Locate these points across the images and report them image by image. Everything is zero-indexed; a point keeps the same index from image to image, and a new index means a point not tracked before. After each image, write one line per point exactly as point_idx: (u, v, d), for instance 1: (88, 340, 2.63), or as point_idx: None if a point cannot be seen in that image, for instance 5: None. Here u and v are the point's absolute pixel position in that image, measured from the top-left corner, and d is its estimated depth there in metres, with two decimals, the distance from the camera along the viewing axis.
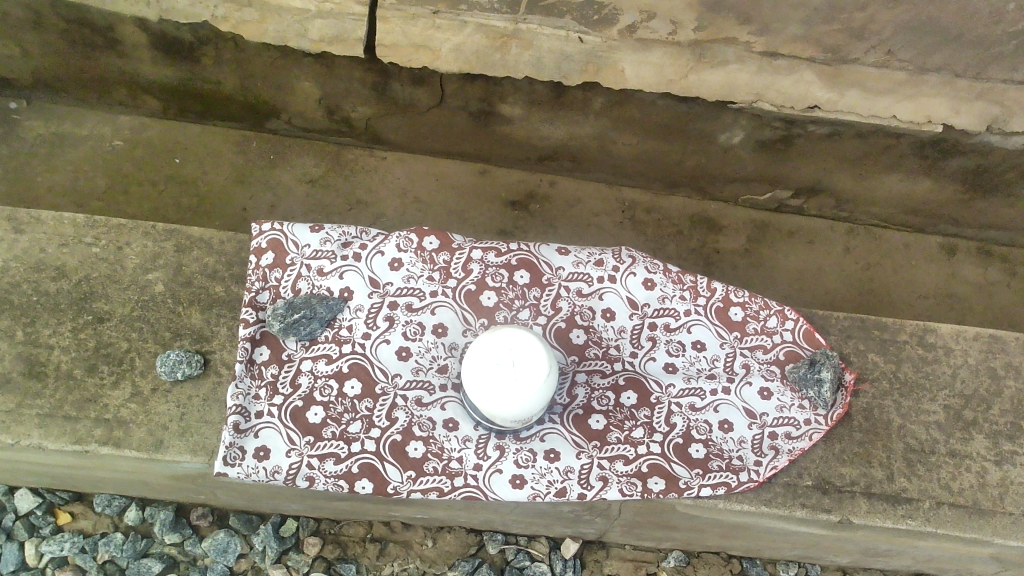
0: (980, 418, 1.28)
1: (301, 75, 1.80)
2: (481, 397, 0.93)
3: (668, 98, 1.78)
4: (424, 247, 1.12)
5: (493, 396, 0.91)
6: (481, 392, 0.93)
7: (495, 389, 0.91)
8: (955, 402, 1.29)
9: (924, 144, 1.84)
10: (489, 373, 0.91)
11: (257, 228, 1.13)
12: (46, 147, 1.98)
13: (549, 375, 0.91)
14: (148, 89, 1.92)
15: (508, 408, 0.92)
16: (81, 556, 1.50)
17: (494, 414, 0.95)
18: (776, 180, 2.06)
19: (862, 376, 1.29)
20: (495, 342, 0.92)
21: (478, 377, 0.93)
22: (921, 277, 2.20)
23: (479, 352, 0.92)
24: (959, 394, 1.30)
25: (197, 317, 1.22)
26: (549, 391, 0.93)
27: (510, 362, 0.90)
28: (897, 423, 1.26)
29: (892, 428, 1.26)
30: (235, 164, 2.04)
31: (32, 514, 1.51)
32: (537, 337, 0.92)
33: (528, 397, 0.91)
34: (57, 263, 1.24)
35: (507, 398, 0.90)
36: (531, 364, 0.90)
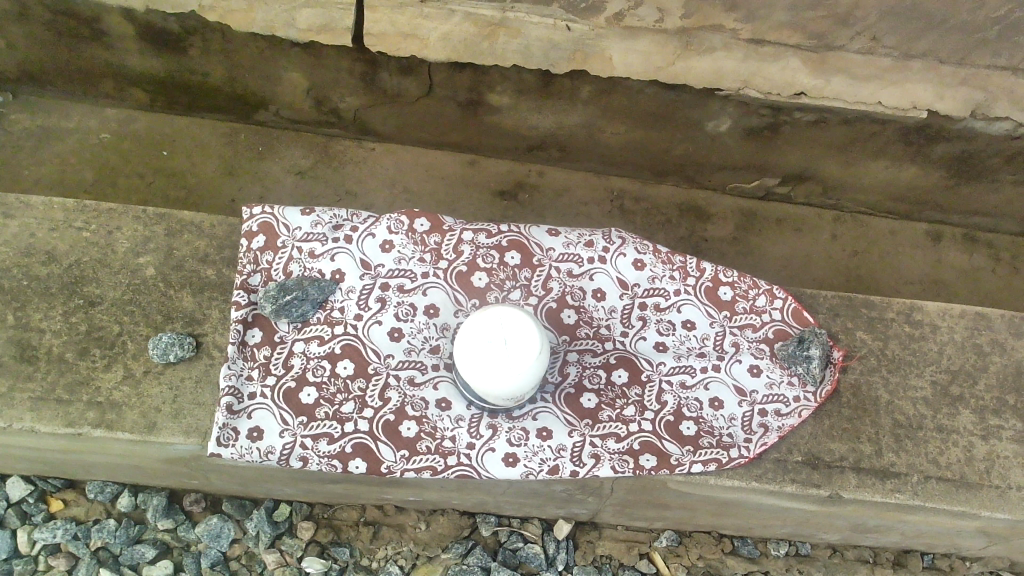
0: (967, 393, 1.30)
1: (290, 65, 1.80)
2: (473, 373, 0.94)
3: (655, 86, 1.79)
4: (415, 229, 1.12)
5: (481, 374, 0.93)
6: (471, 369, 0.94)
7: (484, 366, 0.92)
8: (942, 377, 1.30)
9: (909, 130, 1.86)
10: (478, 352, 0.92)
11: (248, 211, 1.12)
12: (33, 139, 1.97)
13: (539, 357, 0.91)
14: (135, 81, 1.92)
15: (497, 387, 0.93)
16: (73, 543, 1.50)
17: (483, 391, 0.96)
18: (763, 168, 2.07)
19: (849, 352, 1.30)
20: (485, 321, 0.92)
21: (468, 355, 0.93)
22: (906, 261, 2.22)
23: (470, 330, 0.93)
24: (945, 370, 1.31)
25: (189, 300, 1.22)
26: (541, 368, 0.93)
27: (500, 343, 0.91)
28: (885, 399, 1.27)
29: (880, 404, 1.27)
30: (224, 156, 2.03)
31: (24, 502, 1.51)
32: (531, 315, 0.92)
33: (518, 376, 0.91)
34: (47, 247, 1.24)
35: (498, 373, 0.91)
36: (521, 347, 0.90)
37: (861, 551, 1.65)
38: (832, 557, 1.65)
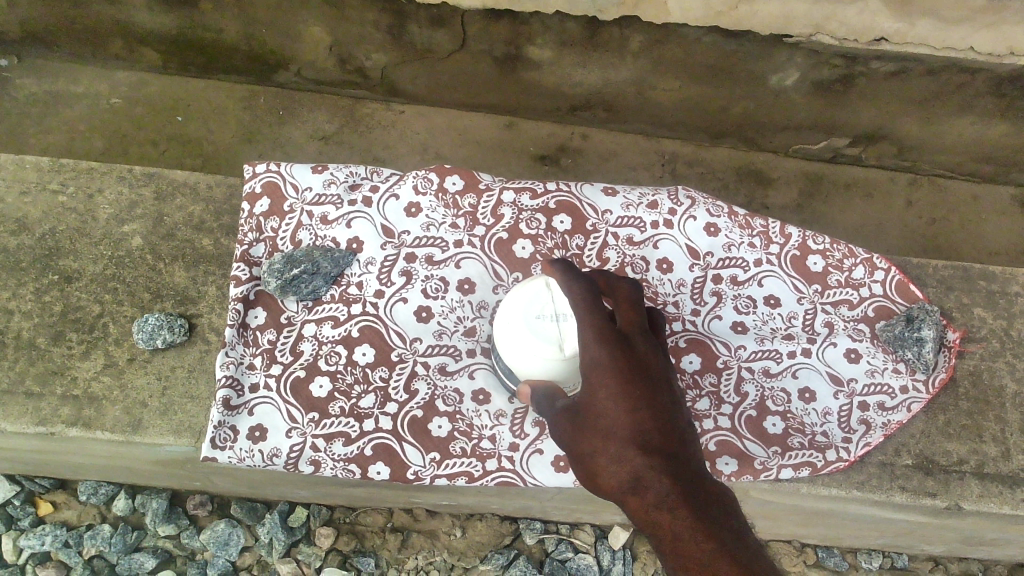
0: None
1: (309, 18, 1.64)
2: (515, 357, 0.77)
3: (714, 35, 1.60)
4: (446, 189, 0.97)
5: (515, 353, 0.77)
6: (504, 342, 0.79)
7: (517, 346, 0.76)
8: None
9: (1002, 81, 1.65)
10: (515, 325, 0.76)
11: (251, 170, 0.97)
12: (38, 106, 1.84)
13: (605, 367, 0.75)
14: (145, 41, 1.77)
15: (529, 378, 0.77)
16: (64, 551, 1.37)
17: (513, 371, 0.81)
18: (832, 127, 1.87)
19: (968, 335, 1.11)
20: (540, 290, 0.76)
21: (506, 322, 0.78)
22: (995, 232, 2.01)
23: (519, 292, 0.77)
24: None
25: (182, 276, 1.07)
26: None
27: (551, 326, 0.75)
28: (1012, 389, 1.09)
29: (1007, 397, 1.08)
30: (240, 121, 1.89)
31: (9, 505, 1.38)
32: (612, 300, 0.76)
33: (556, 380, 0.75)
34: (16, 215, 1.10)
35: (545, 353, 0.74)
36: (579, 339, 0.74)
37: (964, 563, 1.47)
38: (931, 571, 1.48)
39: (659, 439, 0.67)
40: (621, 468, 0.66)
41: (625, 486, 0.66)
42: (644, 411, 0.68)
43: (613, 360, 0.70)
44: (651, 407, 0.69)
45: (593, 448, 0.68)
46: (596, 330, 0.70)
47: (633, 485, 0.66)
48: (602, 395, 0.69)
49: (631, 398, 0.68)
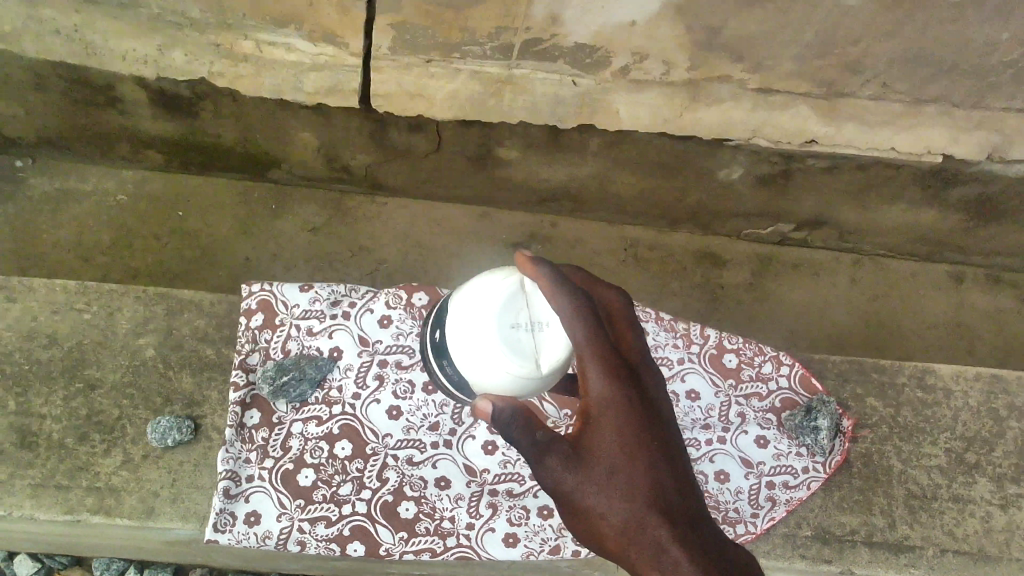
0: (982, 460, 1.44)
1: (300, 125, 1.82)
2: (470, 346, 0.91)
3: (665, 138, 1.79)
4: (412, 302, 1.25)
5: (478, 356, 0.90)
6: (466, 343, 0.91)
7: (484, 351, 0.89)
8: (957, 444, 1.44)
9: (925, 173, 1.85)
10: (486, 332, 0.89)
11: (247, 288, 1.21)
12: (52, 203, 2.00)
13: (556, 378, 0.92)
14: (151, 144, 1.95)
15: (485, 379, 0.91)
16: None
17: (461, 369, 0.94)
18: (777, 215, 2.05)
19: (861, 422, 1.43)
20: (512, 304, 0.90)
21: (472, 326, 0.91)
22: (929, 305, 2.20)
23: (490, 301, 0.90)
24: (960, 437, 1.45)
25: (189, 382, 1.28)
26: (535, 384, 0.92)
27: (521, 338, 0.89)
28: (897, 468, 1.42)
29: (893, 474, 1.41)
30: (239, 215, 2.06)
31: None
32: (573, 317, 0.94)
33: (514, 386, 0.90)
34: (48, 329, 1.28)
35: (500, 358, 0.88)
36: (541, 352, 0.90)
37: None
38: None
39: (649, 458, 0.95)
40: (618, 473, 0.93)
41: (627, 508, 0.92)
42: (638, 450, 0.94)
43: (618, 409, 0.94)
44: (645, 447, 0.95)
45: (599, 462, 0.92)
46: (609, 367, 0.95)
47: (635, 514, 0.92)
48: (608, 436, 0.94)
49: (631, 441, 0.94)
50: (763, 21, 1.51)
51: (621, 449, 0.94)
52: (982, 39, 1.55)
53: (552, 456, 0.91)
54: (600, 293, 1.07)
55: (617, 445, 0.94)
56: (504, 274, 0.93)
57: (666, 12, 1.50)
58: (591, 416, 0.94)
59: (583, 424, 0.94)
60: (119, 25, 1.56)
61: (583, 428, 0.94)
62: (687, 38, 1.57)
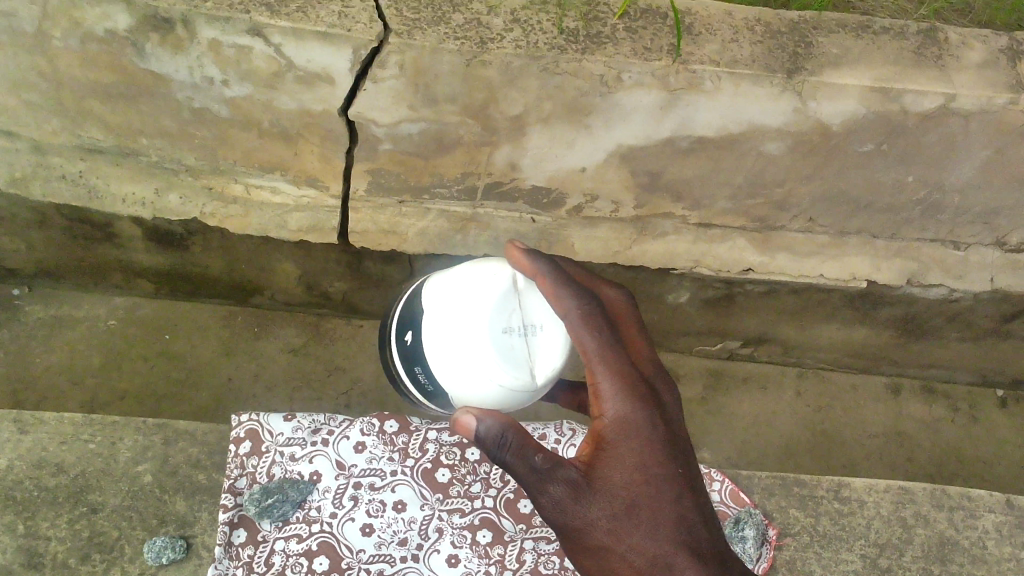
0: (894, 564, 1.69)
1: (282, 257, 1.97)
2: (464, 349, 1.03)
3: (618, 267, 1.96)
4: (384, 429, 1.44)
5: (467, 357, 1.02)
6: (453, 342, 1.03)
7: (476, 352, 1.02)
8: (870, 550, 1.69)
9: (854, 297, 2.02)
10: (479, 335, 1.02)
11: (236, 420, 1.42)
12: (46, 329, 2.12)
13: (540, 387, 1.06)
14: (142, 274, 2.09)
15: (472, 380, 1.03)
16: None
17: (441, 368, 1.06)
18: (724, 333, 2.22)
19: (785, 531, 1.67)
20: (502, 309, 1.04)
21: (463, 327, 1.03)
22: (869, 415, 2.36)
23: (483, 304, 1.03)
24: (874, 544, 1.69)
25: (182, 504, 1.53)
26: (518, 392, 1.05)
27: (512, 341, 1.03)
28: (819, 572, 1.65)
29: None
30: (222, 338, 2.20)
31: None
32: (555, 323, 1.09)
33: (499, 387, 1.03)
34: (55, 459, 1.53)
35: (494, 365, 1.02)
36: (528, 356, 1.05)
37: None
38: None
39: (659, 463, 1.15)
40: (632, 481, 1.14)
41: (651, 542, 1.14)
42: (650, 463, 1.14)
43: (632, 427, 1.14)
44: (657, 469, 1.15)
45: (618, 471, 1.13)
46: (626, 384, 1.14)
47: (658, 547, 1.14)
48: (623, 464, 1.13)
49: (644, 466, 1.14)
50: (696, 166, 1.73)
51: (634, 476, 1.14)
52: (890, 181, 1.77)
53: (555, 484, 1.11)
54: (602, 292, 1.24)
55: (631, 472, 1.13)
56: (492, 276, 1.06)
57: (611, 160, 1.72)
58: (612, 428, 1.14)
59: (598, 448, 1.14)
60: (123, 171, 1.73)
61: (598, 452, 1.13)
62: (632, 182, 1.77)
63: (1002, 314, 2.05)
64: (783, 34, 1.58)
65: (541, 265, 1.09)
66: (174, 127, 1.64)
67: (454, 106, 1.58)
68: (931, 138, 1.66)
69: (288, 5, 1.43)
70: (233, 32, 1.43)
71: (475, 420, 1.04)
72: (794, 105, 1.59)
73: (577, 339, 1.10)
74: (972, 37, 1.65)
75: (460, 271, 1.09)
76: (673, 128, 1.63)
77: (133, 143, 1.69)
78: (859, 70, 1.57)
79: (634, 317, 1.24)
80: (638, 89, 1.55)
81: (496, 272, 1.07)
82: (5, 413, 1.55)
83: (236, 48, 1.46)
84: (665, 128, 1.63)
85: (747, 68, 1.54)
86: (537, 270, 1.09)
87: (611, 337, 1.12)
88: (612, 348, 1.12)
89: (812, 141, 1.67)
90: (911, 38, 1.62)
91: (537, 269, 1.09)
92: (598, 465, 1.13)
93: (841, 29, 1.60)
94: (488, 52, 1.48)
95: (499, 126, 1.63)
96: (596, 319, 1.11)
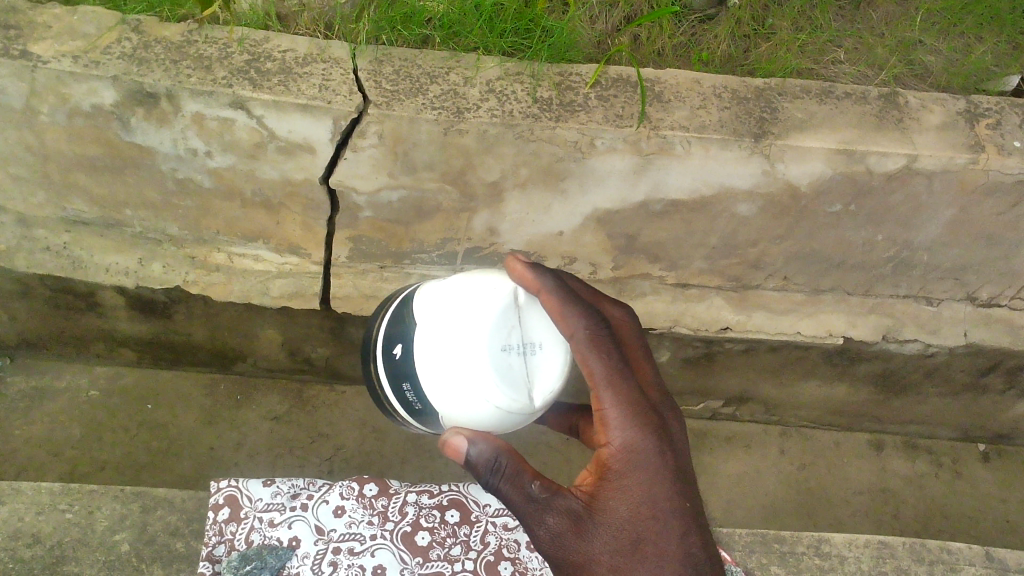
0: None
1: (266, 324, 1.98)
2: (460, 366, 1.02)
3: None
4: (364, 493, 1.45)
5: (464, 376, 1.02)
6: (448, 359, 1.02)
7: (473, 371, 1.01)
8: None
9: (831, 353, 2.04)
10: (478, 353, 1.01)
11: (216, 486, 1.43)
12: (26, 400, 2.11)
13: (537, 409, 1.07)
14: (125, 343, 2.09)
15: (467, 399, 1.03)
16: None
17: (432, 385, 1.05)
18: (706, 392, 2.24)
19: None
20: (500, 327, 1.03)
21: (460, 341, 1.02)
22: (853, 473, 2.37)
23: (482, 320, 1.02)
24: None
25: (160, 572, 1.52)
26: (517, 412, 1.05)
27: (510, 361, 1.03)
28: None
29: None
30: (204, 406, 2.19)
31: None
32: (555, 342, 1.08)
33: (494, 410, 1.03)
34: (32, 529, 1.52)
35: (491, 384, 1.01)
36: (526, 377, 1.05)
37: None
38: None
39: (666, 499, 1.11)
40: (637, 516, 1.09)
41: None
42: (656, 498, 1.10)
43: (638, 457, 1.10)
44: (666, 504, 1.11)
45: (621, 503, 1.10)
46: (633, 413, 1.10)
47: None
48: (628, 495, 1.10)
49: (651, 498, 1.10)
50: (671, 228, 1.77)
51: (642, 510, 1.09)
52: (860, 240, 1.82)
53: (553, 515, 1.08)
54: (609, 309, 1.23)
55: (637, 506, 1.09)
56: (491, 291, 1.06)
57: (587, 223, 1.75)
58: (618, 457, 1.10)
59: (603, 479, 1.11)
60: (107, 241, 1.75)
61: (602, 484, 1.10)
62: (609, 244, 1.81)
63: (978, 369, 2.08)
64: (749, 100, 1.64)
65: (545, 280, 1.08)
66: (159, 197, 1.67)
67: (432, 172, 1.62)
68: (896, 197, 1.72)
69: (271, 79, 1.49)
70: (216, 105, 1.47)
71: (467, 441, 1.04)
72: (763, 167, 1.64)
73: (582, 360, 1.08)
74: (931, 101, 1.71)
75: (456, 283, 1.08)
76: (647, 190, 1.68)
77: (117, 213, 1.71)
78: (824, 134, 1.63)
79: (640, 340, 1.21)
80: (611, 154, 1.60)
81: (495, 287, 1.06)
82: None
83: (219, 120, 1.50)
84: (639, 191, 1.68)
85: (716, 133, 1.59)
86: (542, 286, 1.08)
87: (619, 359, 1.10)
88: (620, 371, 1.10)
89: (781, 202, 1.71)
90: (872, 102, 1.68)
91: (542, 284, 1.08)
92: (601, 497, 1.10)
93: (805, 94, 1.67)
94: (465, 121, 1.52)
95: (477, 192, 1.67)
96: (603, 340, 1.09)
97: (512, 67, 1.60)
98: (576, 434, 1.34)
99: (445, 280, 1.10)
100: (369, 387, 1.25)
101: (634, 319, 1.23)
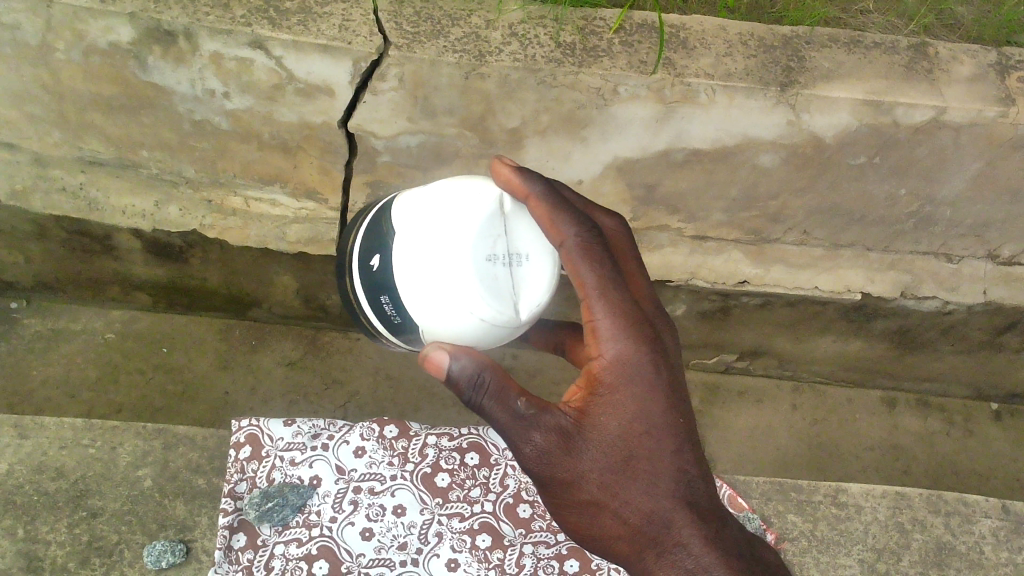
0: (891, 569, 1.69)
1: (280, 271, 1.98)
2: (442, 274, 0.95)
3: None
4: (384, 435, 1.46)
5: (444, 286, 0.95)
6: (428, 265, 0.96)
7: (457, 281, 0.95)
8: (868, 555, 1.69)
9: (849, 309, 2.02)
10: (463, 262, 0.95)
11: (237, 425, 1.43)
12: (43, 341, 2.12)
13: (523, 323, 1.00)
14: (140, 287, 2.09)
15: (450, 312, 0.97)
16: None
17: (412, 294, 0.99)
18: (719, 346, 2.24)
19: (783, 535, 1.68)
20: (485, 234, 0.97)
21: (441, 249, 0.96)
22: (865, 430, 2.38)
23: (467, 228, 0.96)
24: (871, 548, 1.70)
25: (182, 508, 1.54)
26: (505, 325, 0.99)
27: (495, 272, 0.97)
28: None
29: None
30: (220, 350, 2.20)
31: None
32: (542, 253, 1.02)
33: (478, 323, 0.97)
34: (56, 464, 1.54)
35: (475, 292, 0.95)
36: (513, 289, 0.98)
37: None
38: None
39: (658, 414, 1.11)
40: (627, 431, 1.09)
41: (648, 500, 1.11)
42: (647, 413, 1.10)
43: (630, 370, 1.08)
44: (658, 418, 1.11)
45: (612, 419, 1.09)
46: (627, 326, 1.08)
47: (655, 505, 1.11)
48: (619, 410, 1.08)
49: (642, 414, 1.09)
50: (692, 179, 1.75)
51: (634, 425, 1.09)
52: (882, 196, 1.80)
53: (541, 432, 1.05)
54: (599, 218, 1.20)
55: (629, 420, 1.09)
56: (477, 196, 0.99)
57: (607, 172, 1.73)
58: (610, 371, 1.08)
59: (593, 394, 1.09)
60: (123, 182, 1.74)
61: (592, 398, 1.09)
62: (629, 194, 1.79)
63: (996, 327, 2.06)
64: (776, 49, 1.61)
65: (533, 185, 1.04)
66: (174, 138, 1.66)
67: (452, 118, 1.61)
68: (922, 151, 1.69)
69: (290, 18, 1.45)
70: (235, 44, 1.45)
71: (448, 357, 0.99)
72: (787, 118, 1.61)
73: (572, 269, 1.05)
74: (962, 52, 1.68)
75: (439, 188, 1.01)
76: (668, 140, 1.66)
77: (133, 154, 1.70)
78: (851, 84, 1.60)
79: (630, 251, 1.20)
80: (634, 101, 1.57)
81: (479, 193, 1.00)
82: (7, 419, 1.56)
83: (237, 61, 1.48)
84: (661, 140, 1.66)
85: (741, 81, 1.56)
86: (530, 191, 1.04)
87: (611, 269, 1.07)
88: (612, 281, 1.07)
89: (805, 154, 1.69)
90: (901, 53, 1.65)
91: (530, 189, 1.03)
92: (590, 412, 1.09)
93: (833, 43, 1.63)
94: (486, 65, 1.50)
95: (497, 138, 1.65)
96: (594, 248, 1.05)
97: (535, 11, 1.57)
98: (563, 352, 1.32)
99: (428, 185, 1.04)
100: (345, 304, 1.19)
101: (625, 230, 1.21)
